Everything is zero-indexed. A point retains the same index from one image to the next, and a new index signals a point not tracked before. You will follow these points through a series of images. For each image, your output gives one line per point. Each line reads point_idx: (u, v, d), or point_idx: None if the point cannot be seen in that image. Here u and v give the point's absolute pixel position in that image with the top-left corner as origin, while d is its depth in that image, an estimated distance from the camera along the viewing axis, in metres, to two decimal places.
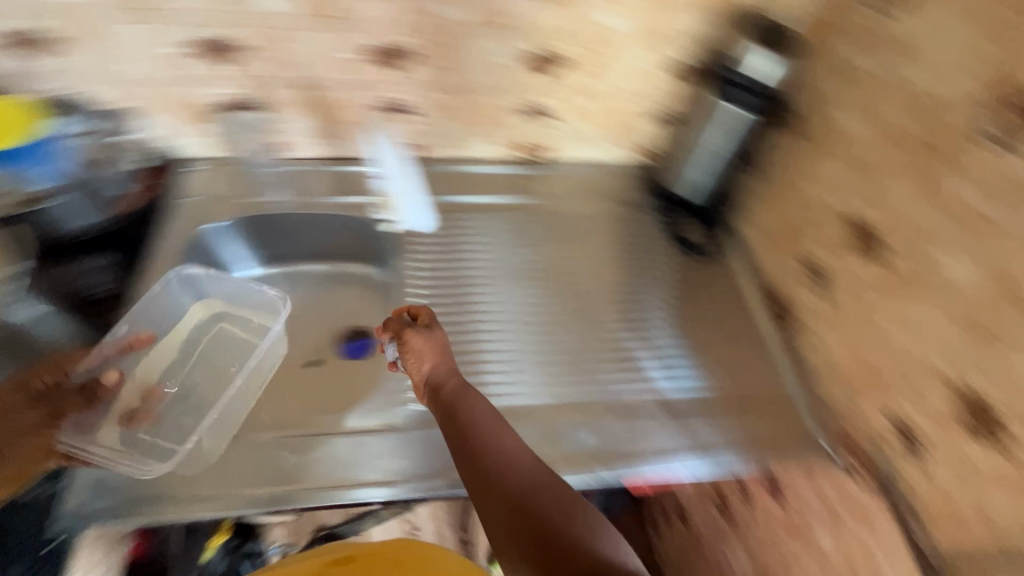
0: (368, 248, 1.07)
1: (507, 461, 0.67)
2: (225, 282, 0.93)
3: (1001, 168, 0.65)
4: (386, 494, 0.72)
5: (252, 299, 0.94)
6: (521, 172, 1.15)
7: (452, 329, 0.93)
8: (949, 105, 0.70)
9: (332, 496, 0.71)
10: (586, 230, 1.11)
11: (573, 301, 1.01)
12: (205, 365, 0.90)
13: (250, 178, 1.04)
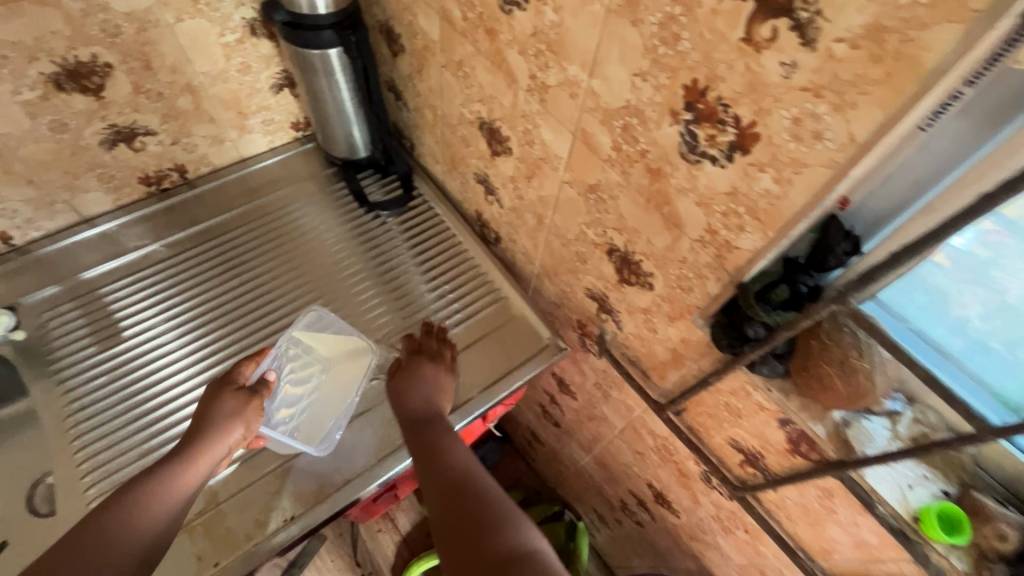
0: (97, 297, 0.79)
1: (459, 493, 0.52)
2: (336, 323, 0.74)
3: (598, 97, 0.49)
4: (306, 523, 0.65)
5: (342, 338, 0.74)
6: (223, 255, 0.84)
7: (178, 337, 0.76)
8: (567, 28, 0.48)
9: (263, 537, 0.64)
10: (274, 207, 0.90)
11: (310, 289, 0.82)
12: (295, 378, 0.73)
13: (46, 238, 0.80)
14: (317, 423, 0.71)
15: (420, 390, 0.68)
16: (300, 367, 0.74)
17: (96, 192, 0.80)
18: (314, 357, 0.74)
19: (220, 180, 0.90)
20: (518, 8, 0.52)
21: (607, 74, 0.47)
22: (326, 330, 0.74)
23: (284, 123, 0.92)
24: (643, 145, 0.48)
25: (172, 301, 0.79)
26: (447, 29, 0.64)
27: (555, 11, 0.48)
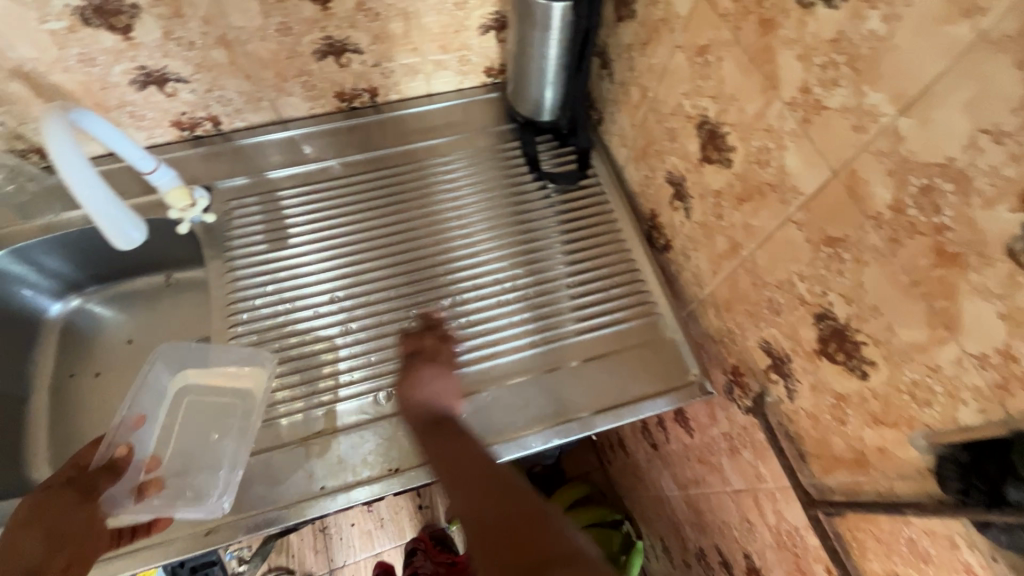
0: (275, 197, 0.83)
1: (488, 491, 0.51)
2: (195, 353, 0.75)
3: (900, 140, 0.38)
4: (408, 477, 0.67)
5: (239, 368, 0.73)
6: (389, 185, 0.85)
7: (331, 256, 0.79)
8: (893, 45, 0.37)
9: (366, 476, 0.67)
10: (447, 151, 0.88)
11: (458, 243, 0.81)
12: (195, 431, 0.74)
13: (248, 132, 0.85)
14: (221, 466, 0.70)
15: (439, 391, 0.64)
16: (203, 414, 0.75)
17: (296, 98, 0.83)
18: (209, 400, 0.75)
19: (403, 111, 0.90)
20: (827, 2, 0.41)
21: (932, 117, 0.36)
22: (209, 365, 0.74)
23: (478, 66, 0.88)
24: (946, 219, 0.37)
25: (336, 220, 0.82)
26: (704, 7, 0.55)
27: (884, 20, 0.37)
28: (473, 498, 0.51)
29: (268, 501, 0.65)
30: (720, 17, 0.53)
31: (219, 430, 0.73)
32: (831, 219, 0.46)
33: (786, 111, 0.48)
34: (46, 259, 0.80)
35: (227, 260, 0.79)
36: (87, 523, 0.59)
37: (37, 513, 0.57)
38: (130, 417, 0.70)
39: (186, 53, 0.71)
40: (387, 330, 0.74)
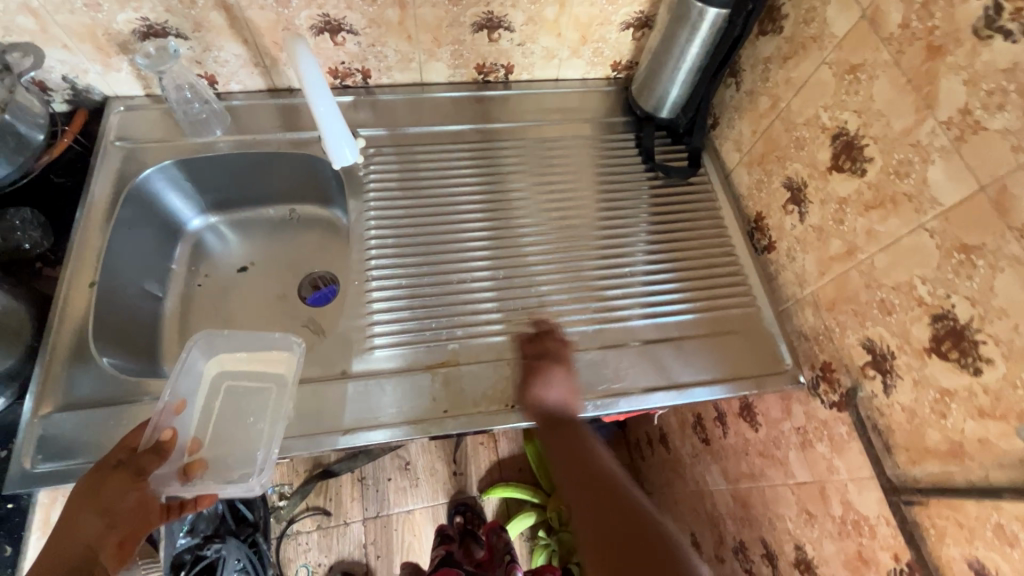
0: (410, 152, 0.90)
1: (606, 503, 0.59)
2: (237, 339, 0.76)
3: None
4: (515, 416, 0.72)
5: (267, 353, 0.76)
6: (512, 157, 0.92)
7: (453, 212, 0.86)
8: None
9: (476, 409, 0.72)
10: (567, 134, 0.95)
11: (568, 219, 0.87)
12: (230, 418, 0.73)
13: (391, 89, 0.92)
14: (253, 451, 0.69)
15: (548, 387, 0.70)
16: (233, 403, 0.74)
17: (441, 65, 0.90)
18: (244, 388, 0.75)
19: (531, 91, 0.97)
20: (1007, 36, 0.47)
21: None
22: (242, 351, 0.76)
23: (608, 60, 0.95)
24: None
25: (460, 182, 0.89)
26: (864, 30, 0.61)
27: None
28: (589, 498, 0.60)
29: (395, 416, 0.70)
30: (883, 39, 0.59)
31: (256, 414, 0.73)
32: (969, 228, 0.52)
33: (939, 129, 0.54)
34: (199, 174, 0.88)
35: (363, 201, 0.86)
36: (136, 504, 0.60)
37: (88, 495, 0.58)
38: (173, 400, 0.69)
39: (366, 8, 0.79)
40: (495, 284, 0.81)
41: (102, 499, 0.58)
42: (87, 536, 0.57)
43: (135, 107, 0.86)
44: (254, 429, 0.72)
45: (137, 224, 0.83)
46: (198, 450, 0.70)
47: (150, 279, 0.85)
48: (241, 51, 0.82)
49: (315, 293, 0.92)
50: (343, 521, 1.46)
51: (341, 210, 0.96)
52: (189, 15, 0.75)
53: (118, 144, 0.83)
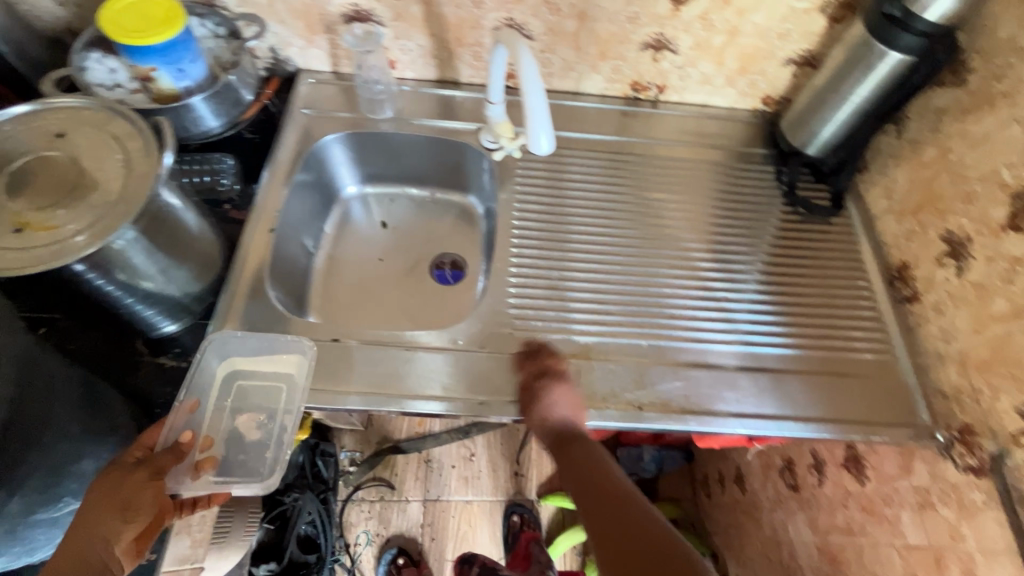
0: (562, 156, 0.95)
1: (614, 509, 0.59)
2: (254, 340, 0.71)
3: None
4: (644, 417, 0.73)
5: (279, 355, 0.72)
6: (652, 173, 0.95)
7: (596, 217, 0.90)
8: None
9: (604, 403, 0.73)
10: (707, 158, 0.97)
11: (706, 241, 0.89)
12: (241, 418, 0.68)
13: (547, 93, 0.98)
14: (268, 451, 0.66)
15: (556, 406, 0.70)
16: (244, 401, 0.69)
17: (599, 77, 0.95)
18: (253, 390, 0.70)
19: (677, 112, 0.99)
20: None
21: None
22: (255, 351, 0.71)
23: (760, 93, 0.96)
24: None
25: (609, 189, 0.93)
26: None
27: None
28: (604, 513, 0.59)
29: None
30: None
31: (263, 413, 0.69)
32: None
33: None
34: (370, 148, 0.96)
35: (517, 193, 0.91)
36: (156, 501, 0.55)
37: (104, 493, 0.53)
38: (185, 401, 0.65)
39: (548, 17, 0.84)
40: (620, 291, 0.84)
41: (120, 495, 0.53)
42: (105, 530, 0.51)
43: (321, 81, 0.96)
44: (260, 430, 0.67)
45: (306, 184, 0.92)
46: (210, 447, 0.65)
47: (307, 236, 0.93)
48: (424, 42, 0.89)
49: (443, 272, 0.98)
50: (404, 498, 1.50)
51: (478, 199, 1.02)
52: (393, 5, 0.83)
53: (304, 112, 0.93)
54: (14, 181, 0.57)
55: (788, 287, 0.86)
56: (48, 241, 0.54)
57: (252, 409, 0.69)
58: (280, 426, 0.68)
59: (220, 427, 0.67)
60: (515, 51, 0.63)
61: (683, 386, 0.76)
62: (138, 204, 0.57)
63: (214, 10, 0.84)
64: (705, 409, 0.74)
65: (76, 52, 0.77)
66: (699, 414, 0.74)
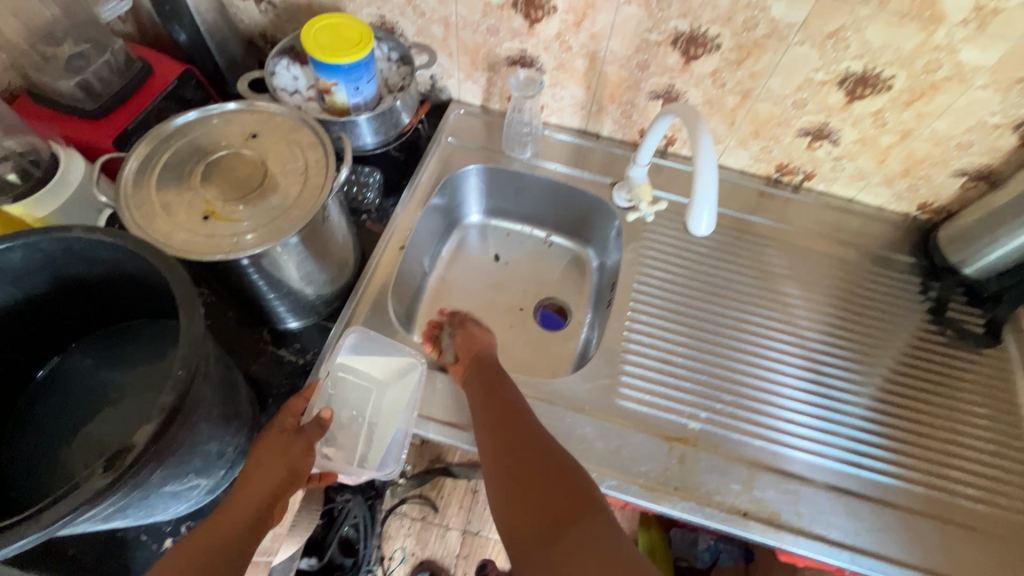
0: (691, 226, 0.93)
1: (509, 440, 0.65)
2: (379, 343, 0.76)
3: None
4: (749, 527, 0.68)
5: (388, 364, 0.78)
6: (784, 259, 0.90)
7: (716, 295, 0.87)
8: None
9: (706, 501, 0.69)
10: (845, 256, 0.91)
11: (831, 343, 0.83)
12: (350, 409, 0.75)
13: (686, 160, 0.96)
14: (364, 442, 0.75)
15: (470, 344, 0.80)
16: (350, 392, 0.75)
17: (745, 153, 0.92)
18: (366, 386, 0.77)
19: (819, 202, 0.95)
20: None
21: None
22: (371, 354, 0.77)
23: (918, 198, 0.90)
24: None
25: (734, 268, 0.89)
26: None
27: None
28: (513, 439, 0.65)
29: (629, 474, 0.70)
30: None
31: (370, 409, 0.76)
32: None
33: None
34: (503, 185, 0.99)
35: (641, 256, 0.89)
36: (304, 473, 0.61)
37: (282, 451, 0.60)
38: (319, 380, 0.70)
39: (710, 89, 0.83)
40: (733, 380, 0.79)
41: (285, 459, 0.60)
42: (275, 484, 0.58)
43: (470, 113, 1.00)
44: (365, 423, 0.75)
45: (438, 209, 0.95)
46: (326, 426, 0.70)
47: (427, 257, 0.96)
48: (577, 92, 0.91)
49: (547, 320, 0.98)
50: (444, 523, 1.48)
51: (595, 252, 1.02)
52: (559, 55, 0.85)
53: (449, 141, 0.97)
54: (208, 172, 0.62)
55: (925, 416, 0.77)
56: (228, 233, 0.59)
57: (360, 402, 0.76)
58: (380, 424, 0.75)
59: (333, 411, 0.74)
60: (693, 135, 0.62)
61: (794, 502, 0.70)
62: (309, 213, 0.61)
63: (392, 36, 0.90)
64: (817, 534, 0.68)
65: (270, 57, 0.85)
66: (808, 538, 0.68)
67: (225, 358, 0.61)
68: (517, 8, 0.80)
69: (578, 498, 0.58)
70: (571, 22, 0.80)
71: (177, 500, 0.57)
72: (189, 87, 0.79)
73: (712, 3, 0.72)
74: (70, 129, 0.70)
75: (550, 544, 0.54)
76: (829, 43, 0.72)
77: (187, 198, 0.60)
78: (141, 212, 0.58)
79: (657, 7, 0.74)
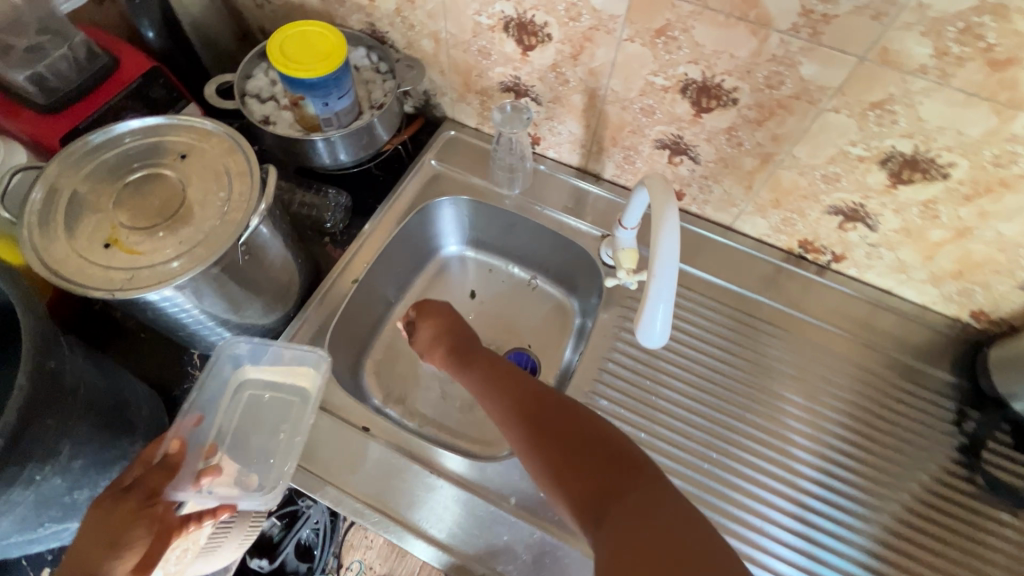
0: (688, 297, 0.81)
1: (534, 414, 0.59)
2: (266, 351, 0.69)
3: None
4: None
5: (293, 364, 0.69)
6: (789, 351, 0.77)
7: (698, 385, 0.75)
8: None
9: None
10: (867, 360, 0.77)
11: (825, 467, 0.70)
12: (252, 430, 0.66)
13: (694, 219, 0.84)
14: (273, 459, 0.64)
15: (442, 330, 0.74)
16: (248, 411, 0.68)
17: (763, 222, 0.79)
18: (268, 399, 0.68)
19: (845, 289, 0.80)
20: None
21: None
22: (267, 360, 0.69)
23: (971, 305, 0.73)
24: None
25: (727, 356, 0.77)
26: None
27: None
28: (541, 418, 0.59)
29: None
30: None
31: (276, 425, 0.66)
32: None
33: None
34: (487, 218, 0.90)
35: (620, 325, 0.78)
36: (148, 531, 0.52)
37: (92, 526, 0.50)
38: (189, 416, 0.64)
39: (723, 148, 0.70)
40: (693, 497, 0.68)
41: (110, 526, 0.51)
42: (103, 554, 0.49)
43: (463, 136, 0.91)
44: (268, 439, 0.65)
45: (411, 238, 0.88)
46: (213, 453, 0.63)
47: (394, 286, 0.89)
48: (576, 129, 0.80)
49: None
50: None
51: (579, 305, 0.91)
52: (555, 88, 0.75)
53: (432, 164, 0.89)
54: (127, 195, 0.58)
55: None
56: (125, 265, 0.54)
57: (267, 416, 0.67)
58: (285, 437, 0.65)
59: (232, 431, 0.66)
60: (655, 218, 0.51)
61: None
62: (215, 251, 0.55)
63: (382, 47, 0.82)
64: None
65: (248, 59, 0.79)
66: None
67: (116, 397, 0.56)
68: (509, 32, 0.70)
69: (629, 475, 0.52)
70: (568, 53, 0.69)
71: (40, 542, 0.54)
72: (156, 86, 0.74)
73: (729, 51, 0.59)
74: (22, 124, 0.68)
75: (602, 512, 0.49)
76: (872, 115, 0.58)
77: (96, 222, 0.56)
78: (42, 233, 0.54)
79: (664, 49, 0.63)
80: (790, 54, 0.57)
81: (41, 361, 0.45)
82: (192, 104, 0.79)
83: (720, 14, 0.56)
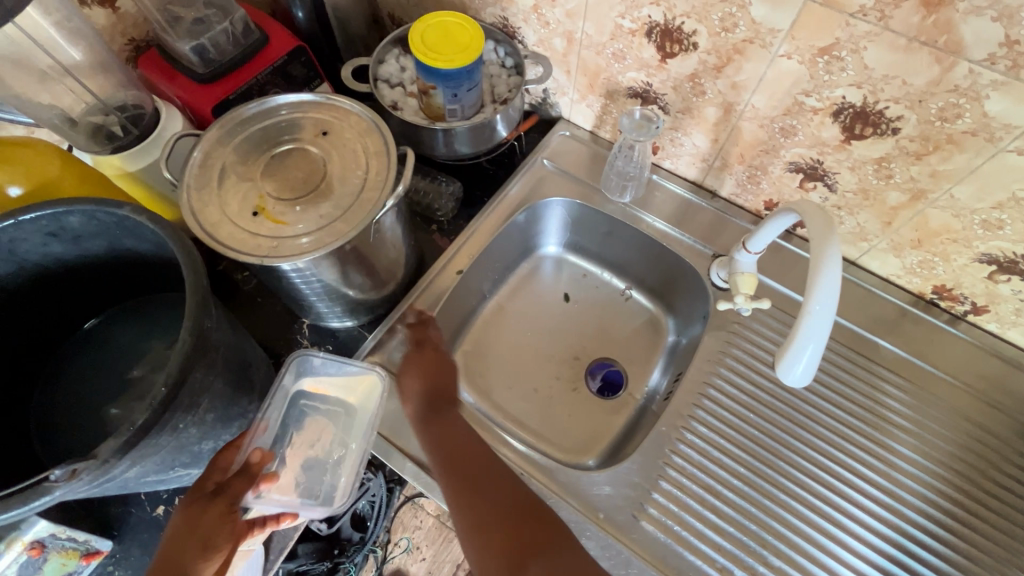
0: None
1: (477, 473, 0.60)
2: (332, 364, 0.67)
3: None
4: None
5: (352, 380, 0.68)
6: (909, 403, 0.72)
7: (805, 427, 0.71)
8: None
9: None
10: (997, 425, 0.70)
11: (940, 535, 0.65)
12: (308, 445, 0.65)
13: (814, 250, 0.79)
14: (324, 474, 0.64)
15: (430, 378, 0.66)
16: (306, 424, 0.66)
17: (896, 261, 0.73)
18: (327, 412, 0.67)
19: (979, 343, 0.73)
20: None
21: None
22: (329, 371, 0.68)
23: None
24: None
25: (838, 400, 0.72)
26: None
27: None
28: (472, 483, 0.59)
29: None
30: None
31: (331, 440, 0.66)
32: None
33: None
34: (592, 223, 0.88)
35: (724, 352, 0.75)
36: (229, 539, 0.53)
37: (183, 533, 0.51)
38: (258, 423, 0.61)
39: (868, 178, 0.66)
40: (791, 543, 0.64)
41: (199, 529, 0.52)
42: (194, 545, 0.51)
43: (576, 137, 0.90)
44: (323, 453, 0.65)
45: (515, 235, 0.88)
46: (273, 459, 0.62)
47: (491, 280, 0.90)
48: (702, 143, 0.77)
49: (601, 384, 0.86)
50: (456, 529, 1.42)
51: (674, 324, 0.89)
52: (688, 98, 0.72)
53: (543, 163, 0.88)
54: (273, 166, 0.61)
55: None
56: (270, 235, 0.57)
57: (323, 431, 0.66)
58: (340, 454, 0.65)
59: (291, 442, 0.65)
60: (816, 253, 0.48)
61: None
62: (353, 230, 0.56)
63: (511, 42, 0.83)
64: None
65: (383, 45, 0.82)
66: None
67: (243, 356, 0.59)
68: (651, 38, 0.69)
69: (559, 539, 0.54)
70: (711, 64, 0.67)
71: (166, 482, 0.58)
72: (297, 64, 0.77)
73: (902, 78, 0.55)
74: (178, 89, 0.73)
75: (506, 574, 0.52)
76: None
77: (245, 190, 0.60)
78: (199, 195, 0.58)
79: (825, 69, 0.59)
80: (977, 86, 0.52)
81: (200, 320, 0.48)
82: (326, 84, 0.82)
83: (902, 38, 0.52)
